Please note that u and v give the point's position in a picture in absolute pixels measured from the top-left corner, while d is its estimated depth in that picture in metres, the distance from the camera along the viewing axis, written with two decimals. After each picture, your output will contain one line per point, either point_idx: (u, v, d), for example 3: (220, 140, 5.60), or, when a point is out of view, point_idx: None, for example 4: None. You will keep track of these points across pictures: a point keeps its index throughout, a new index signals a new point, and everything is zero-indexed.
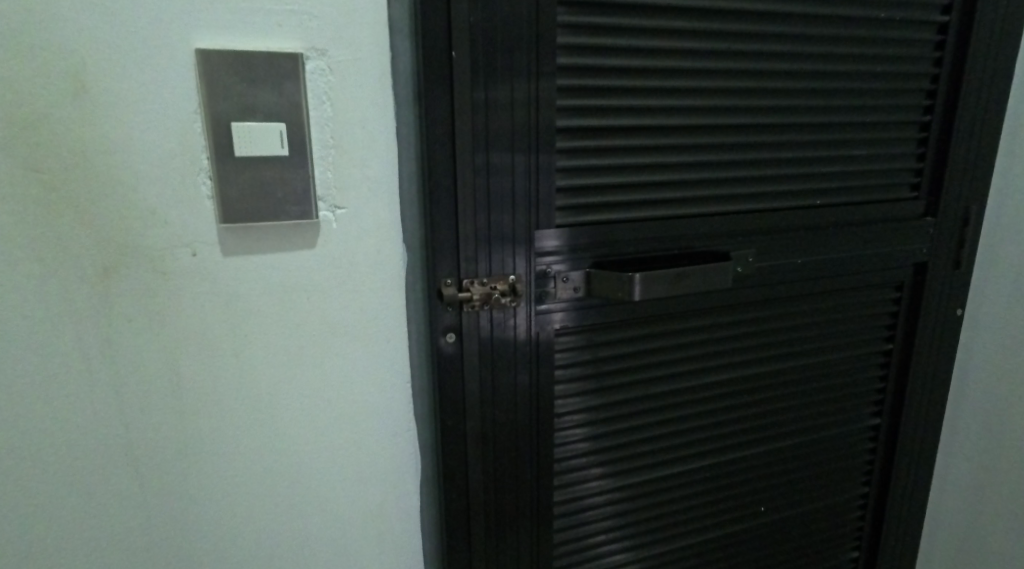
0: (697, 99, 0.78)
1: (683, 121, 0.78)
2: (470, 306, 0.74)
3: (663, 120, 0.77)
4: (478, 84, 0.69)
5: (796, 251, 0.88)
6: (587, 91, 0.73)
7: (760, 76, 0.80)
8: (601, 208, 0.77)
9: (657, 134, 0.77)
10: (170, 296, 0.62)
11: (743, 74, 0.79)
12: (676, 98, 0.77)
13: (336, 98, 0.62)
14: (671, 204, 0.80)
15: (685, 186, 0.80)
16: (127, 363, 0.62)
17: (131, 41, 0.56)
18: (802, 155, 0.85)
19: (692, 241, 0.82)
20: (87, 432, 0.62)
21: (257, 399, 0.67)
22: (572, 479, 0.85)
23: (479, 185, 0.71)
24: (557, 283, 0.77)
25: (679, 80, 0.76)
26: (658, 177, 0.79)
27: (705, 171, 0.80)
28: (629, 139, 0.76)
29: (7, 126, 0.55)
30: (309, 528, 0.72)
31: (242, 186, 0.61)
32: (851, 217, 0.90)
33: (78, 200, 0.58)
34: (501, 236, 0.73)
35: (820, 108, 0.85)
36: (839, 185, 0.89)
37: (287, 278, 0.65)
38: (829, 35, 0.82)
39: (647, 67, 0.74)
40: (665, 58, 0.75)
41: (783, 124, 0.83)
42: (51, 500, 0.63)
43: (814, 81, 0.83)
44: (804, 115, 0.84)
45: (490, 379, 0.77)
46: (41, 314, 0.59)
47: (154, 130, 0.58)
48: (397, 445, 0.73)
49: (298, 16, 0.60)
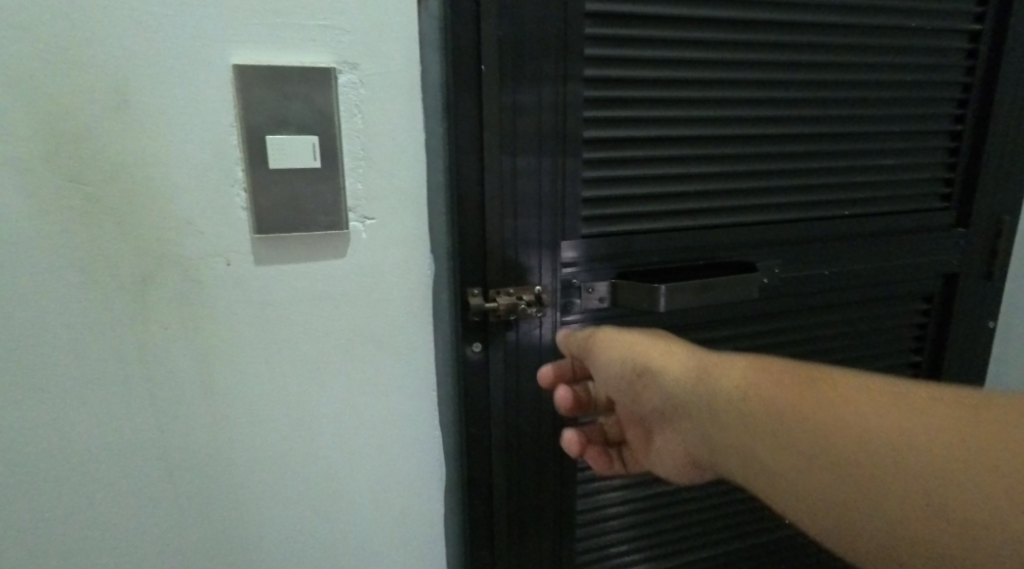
0: (724, 110, 0.78)
1: (708, 132, 0.78)
2: (496, 316, 0.74)
3: (691, 131, 0.77)
4: (506, 97, 0.69)
5: (824, 262, 0.88)
6: (613, 102, 0.74)
7: (788, 87, 0.80)
8: (627, 218, 0.78)
9: (684, 144, 0.77)
10: (204, 304, 0.63)
11: (770, 85, 0.79)
12: (704, 109, 0.77)
13: (368, 111, 0.64)
14: (696, 214, 0.80)
15: (711, 196, 0.80)
16: (162, 368, 0.64)
17: (171, 56, 0.58)
18: (830, 166, 0.85)
19: (717, 251, 0.82)
20: (124, 435, 0.64)
21: (287, 405, 0.68)
22: (593, 488, 0.85)
23: (505, 197, 0.72)
24: (582, 293, 0.77)
25: (706, 91, 0.76)
26: (683, 187, 0.79)
27: (731, 182, 0.81)
28: (655, 149, 0.76)
29: (52, 139, 0.57)
30: (335, 532, 0.74)
31: (274, 197, 0.62)
32: (881, 227, 0.89)
33: (118, 210, 0.59)
34: (526, 247, 0.74)
35: (849, 118, 0.84)
36: (868, 196, 0.88)
37: (317, 287, 0.66)
38: (859, 44, 0.82)
39: (677, 78, 0.75)
40: (691, 68, 0.75)
41: (811, 135, 0.83)
42: (87, 501, 0.64)
43: (844, 91, 0.83)
44: (832, 125, 0.84)
45: (514, 388, 0.78)
46: (80, 321, 0.61)
47: (190, 144, 0.60)
48: (421, 453, 0.74)
49: (330, 31, 0.61)
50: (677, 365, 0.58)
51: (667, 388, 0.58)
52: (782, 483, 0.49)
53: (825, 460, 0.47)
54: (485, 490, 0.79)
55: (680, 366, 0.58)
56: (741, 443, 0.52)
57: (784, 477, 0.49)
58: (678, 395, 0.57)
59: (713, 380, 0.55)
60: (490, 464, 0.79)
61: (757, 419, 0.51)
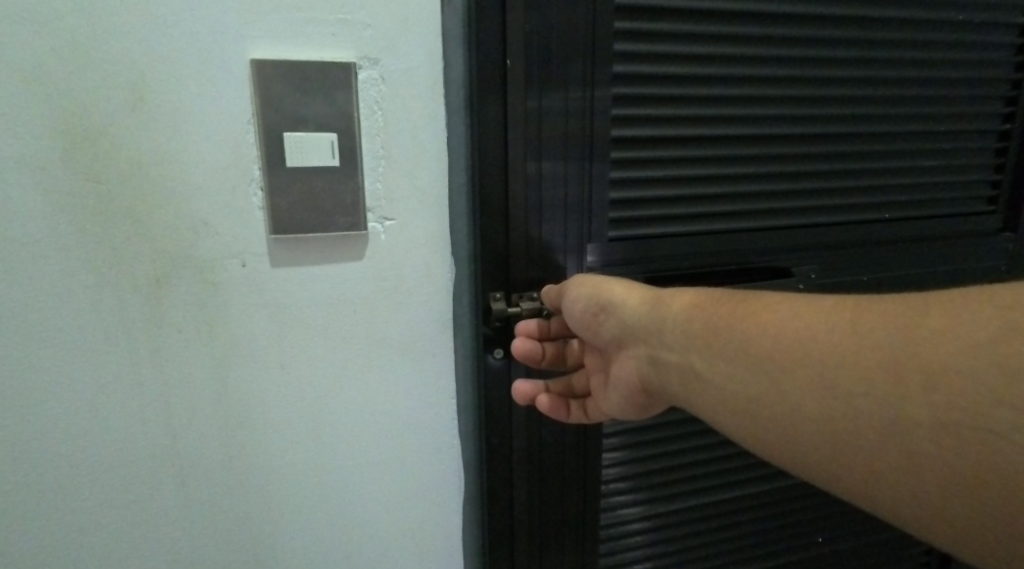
0: (758, 108, 0.74)
1: (742, 131, 0.74)
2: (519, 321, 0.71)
3: (725, 130, 0.74)
4: (532, 94, 0.67)
5: (862, 267, 0.84)
6: (643, 100, 0.71)
7: (826, 83, 0.77)
8: (657, 220, 0.75)
9: (718, 143, 0.74)
10: (220, 307, 0.62)
11: (807, 81, 0.76)
12: (738, 106, 0.74)
13: (389, 108, 0.61)
14: (728, 217, 0.77)
15: (744, 198, 0.77)
16: (177, 372, 0.62)
17: (188, 51, 0.56)
18: (870, 167, 0.81)
19: (750, 255, 0.79)
20: (137, 440, 0.62)
21: (304, 412, 0.66)
22: (617, 502, 0.82)
23: (530, 198, 0.69)
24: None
25: (740, 88, 0.73)
26: (715, 189, 0.76)
27: (766, 184, 0.77)
28: (686, 149, 0.73)
29: (67, 137, 0.55)
30: (353, 543, 0.71)
31: (292, 197, 0.60)
32: (923, 232, 0.85)
33: (133, 210, 0.58)
34: (551, 250, 0.71)
35: (889, 117, 0.80)
36: (910, 198, 0.84)
37: (335, 290, 0.64)
38: (902, 39, 0.78)
39: (712, 74, 0.72)
40: (725, 64, 0.72)
41: (849, 133, 0.79)
42: (100, 509, 0.63)
43: (885, 88, 0.79)
44: (870, 124, 0.80)
45: None
46: (95, 324, 0.59)
47: (206, 142, 0.58)
48: (440, 463, 0.72)
49: (351, 26, 0.59)
50: (636, 297, 0.60)
51: (624, 317, 0.60)
52: (725, 396, 0.51)
53: (773, 371, 0.48)
54: (506, 502, 0.76)
55: (639, 296, 0.60)
56: (686, 360, 0.54)
57: (724, 391, 0.51)
58: (633, 325, 0.59)
59: (667, 307, 0.57)
60: (512, 475, 0.76)
61: (704, 336, 0.53)
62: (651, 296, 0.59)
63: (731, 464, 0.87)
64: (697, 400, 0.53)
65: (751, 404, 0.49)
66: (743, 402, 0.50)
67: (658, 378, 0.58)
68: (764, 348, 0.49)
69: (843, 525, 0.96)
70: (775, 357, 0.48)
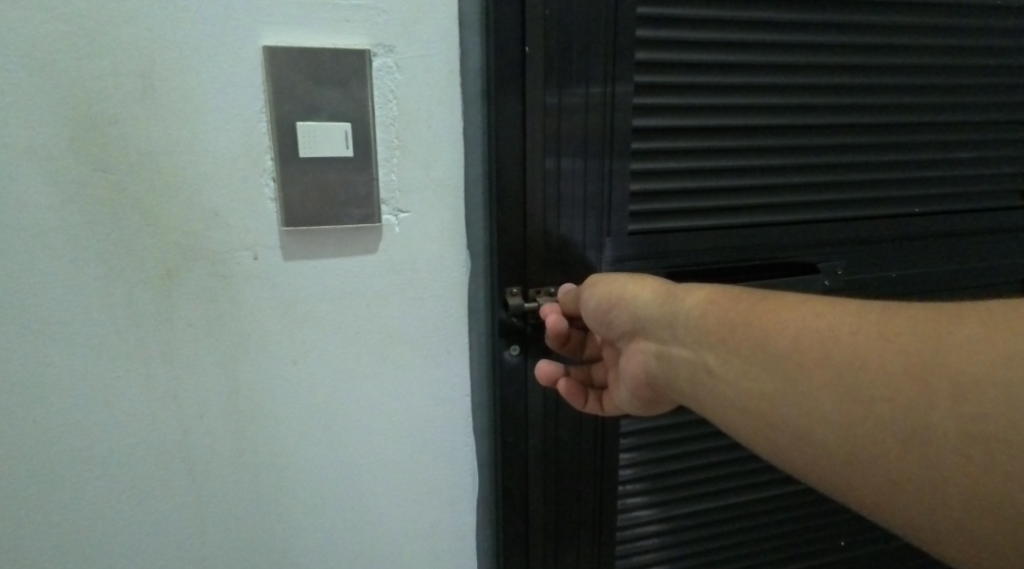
0: (785, 97, 0.72)
1: (767, 122, 0.72)
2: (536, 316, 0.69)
3: (750, 120, 0.71)
4: (551, 83, 0.65)
5: (892, 263, 0.81)
6: (666, 88, 0.68)
7: (855, 72, 0.74)
8: (680, 214, 0.73)
9: (743, 134, 0.72)
10: (231, 301, 0.60)
11: (835, 70, 0.73)
12: (764, 96, 0.71)
13: (404, 97, 0.60)
14: (753, 211, 0.75)
15: (770, 191, 0.75)
16: (188, 366, 0.61)
17: (200, 37, 0.55)
18: (900, 159, 0.79)
19: (775, 251, 0.77)
20: (148, 435, 0.62)
21: (316, 408, 0.65)
22: (635, 503, 0.81)
23: (548, 190, 0.67)
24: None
25: (766, 77, 0.71)
26: (738, 182, 0.73)
27: (793, 177, 0.75)
28: (710, 140, 0.71)
29: (77, 126, 0.54)
30: (365, 542, 0.70)
31: (305, 188, 0.59)
32: (953, 226, 0.83)
33: (144, 201, 0.57)
34: (569, 245, 0.69)
35: (920, 107, 0.78)
36: (942, 191, 0.81)
37: (348, 284, 0.63)
38: (935, 26, 0.76)
39: (737, 62, 0.69)
40: (751, 52, 0.70)
41: (879, 124, 0.77)
42: (110, 504, 0.62)
43: (917, 76, 0.77)
44: (901, 114, 0.77)
45: (554, 394, 0.73)
46: (106, 316, 0.58)
47: (217, 132, 0.57)
48: (454, 462, 0.70)
49: (366, 11, 0.58)
50: (648, 290, 0.57)
51: (634, 310, 0.58)
52: (735, 396, 0.49)
53: (791, 372, 0.46)
54: (522, 502, 0.75)
55: (652, 289, 0.57)
56: (698, 356, 0.52)
57: (732, 385, 0.49)
58: (644, 318, 0.57)
59: (681, 301, 0.54)
60: (527, 475, 0.74)
61: (718, 333, 0.50)
62: (664, 287, 0.57)
63: (750, 465, 0.85)
64: (706, 398, 0.52)
65: (764, 407, 0.47)
66: (756, 402, 0.48)
67: (665, 373, 0.56)
68: (783, 349, 0.46)
69: (867, 529, 0.94)
70: (793, 356, 0.46)
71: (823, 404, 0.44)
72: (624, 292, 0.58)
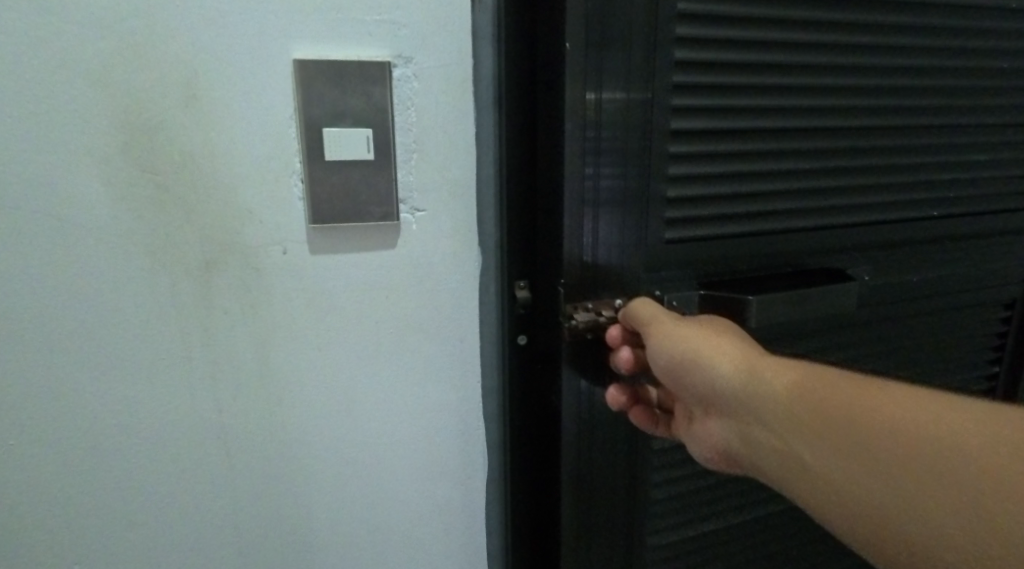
0: (809, 98, 0.74)
1: (793, 123, 0.74)
2: (573, 331, 0.71)
3: (778, 123, 0.73)
4: (590, 84, 0.66)
5: (912, 267, 0.86)
6: (704, 89, 0.69)
7: (871, 73, 0.77)
8: (712, 218, 0.74)
9: (771, 137, 0.74)
10: (263, 292, 0.66)
11: (853, 71, 0.76)
12: (789, 97, 0.73)
13: (422, 104, 0.65)
14: (779, 215, 0.77)
15: (794, 195, 0.77)
16: (223, 351, 0.67)
17: (237, 51, 0.60)
18: (909, 161, 0.82)
19: (802, 257, 0.79)
20: (187, 413, 0.68)
21: (339, 390, 0.70)
22: (674, 503, 0.81)
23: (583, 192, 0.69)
24: (666, 306, 0.73)
25: (792, 78, 0.73)
26: (766, 185, 0.75)
27: (814, 181, 0.77)
28: (745, 144, 0.72)
29: (128, 132, 0.60)
30: (382, 517, 0.76)
31: (330, 188, 0.64)
32: (954, 227, 0.87)
33: (185, 200, 0.62)
34: (604, 250, 0.71)
35: (930, 110, 0.81)
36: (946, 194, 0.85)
37: (368, 276, 0.68)
38: (940, 27, 0.78)
39: (767, 63, 0.71)
40: (778, 52, 0.71)
41: (893, 125, 0.79)
42: (150, 475, 0.68)
43: (926, 78, 0.79)
44: (911, 116, 0.80)
45: (588, 396, 0.75)
46: (150, 304, 0.64)
47: (252, 137, 0.62)
48: (466, 444, 0.76)
49: (388, 26, 0.62)
50: (728, 361, 0.58)
51: (713, 383, 0.58)
52: (821, 480, 0.51)
53: (882, 470, 0.47)
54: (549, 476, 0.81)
55: (730, 360, 0.58)
56: (783, 437, 0.53)
57: (819, 472, 0.51)
58: (725, 394, 0.58)
59: (765, 379, 0.55)
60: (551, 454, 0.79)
61: (808, 420, 0.51)
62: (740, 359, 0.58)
63: None
64: (786, 473, 0.54)
65: (850, 496, 0.49)
66: (860, 504, 0.49)
67: (744, 444, 0.57)
68: (881, 449, 0.48)
69: None
70: (903, 457, 0.47)
71: (907, 504, 0.46)
72: (707, 364, 0.59)
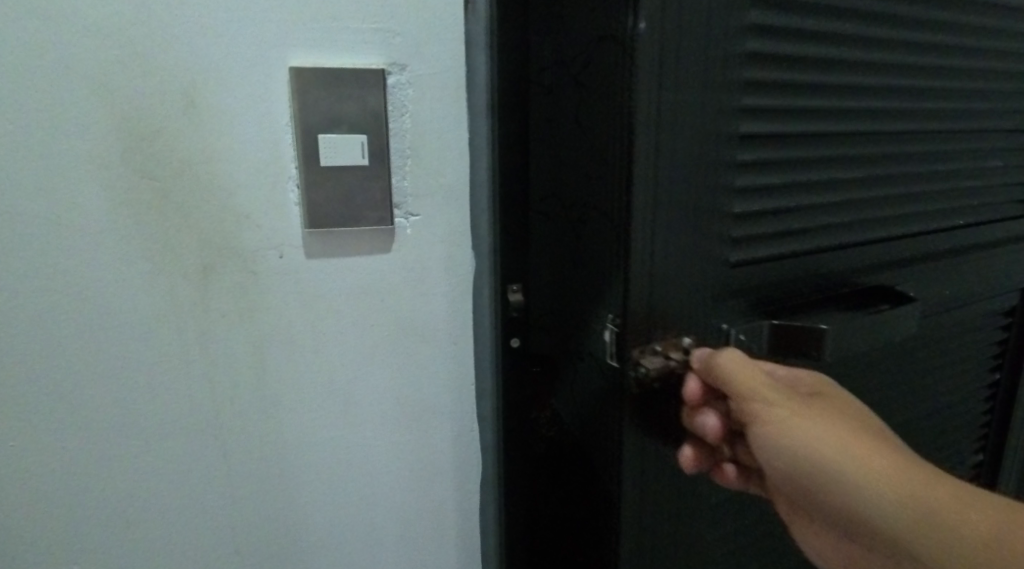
0: (850, 99, 0.72)
1: (838, 127, 0.72)
2: (645, 381, 0.65)
3: (827, 125, 0.71)
4: (663, 80, 0.59)
5: (936, 278, 0.87)
6: (765, 90, 0.66)
7: (900, 72, 0.76)
8: (765, 236, 0.70)
9: (820, 142, 0.71)
10: (261, 296, 0.67)
11: (884, 68, 0.74)
12: (836, 99, 0.71)
13: (416, 110, 0.66)
14: (822, 225, 0.74)
15: (832, 206, 0.74)
16: (220, 353, 0.68)
17: (235, 59, 0.61)
18: (922, 167, 0.82)
19: (851, 276, 0.78)
20: (185, 414, 0.69)
21: (336, 393, 0.71)
22: (730, 525, 0.77)
23: (661, 215, 0.63)
24: (735, 342, 0.69)
25: (837, 78, 0.70)
26: (822, 200, 0.73)
27: (847, 190, 0.75)
28: (805, 153, 0.70)
29: (127, 138, 0.61)
30: (378, 517, 0.76)
31: (326, 193, 0.65)
32: (952, 237, 0.88)
33: (183, 205, 0.64)
34: (685, 278, 0.66)
35: (940, 113, 0.81)
36: (948, 205, 0.87)
37: (364, 280, 0.69)
38: (952, 27, 0.79)
39: (819, 61, 0.68)
40: (832, 50, 0.69)
41: (911, 128, 0.79)
42: (147, 476, 0.69)
43: (940, 80, 0.80)
44: (926, 120, 0.80)
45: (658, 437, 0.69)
46: (148, 307, 0.65)
47: (249, 143, 0.63)
48: (461, 446, 0.77)
49: (382, 34, 0.64)
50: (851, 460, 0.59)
51: (831, 481, 0.59)
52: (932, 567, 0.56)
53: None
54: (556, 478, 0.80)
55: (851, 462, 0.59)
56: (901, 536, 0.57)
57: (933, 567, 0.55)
58: (844, 496, 0.59)
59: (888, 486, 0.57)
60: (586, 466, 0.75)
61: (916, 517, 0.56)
62: (867, 469, 0.58)
63: None
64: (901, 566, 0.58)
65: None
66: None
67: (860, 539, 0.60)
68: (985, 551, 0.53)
69: None
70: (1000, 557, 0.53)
71: None
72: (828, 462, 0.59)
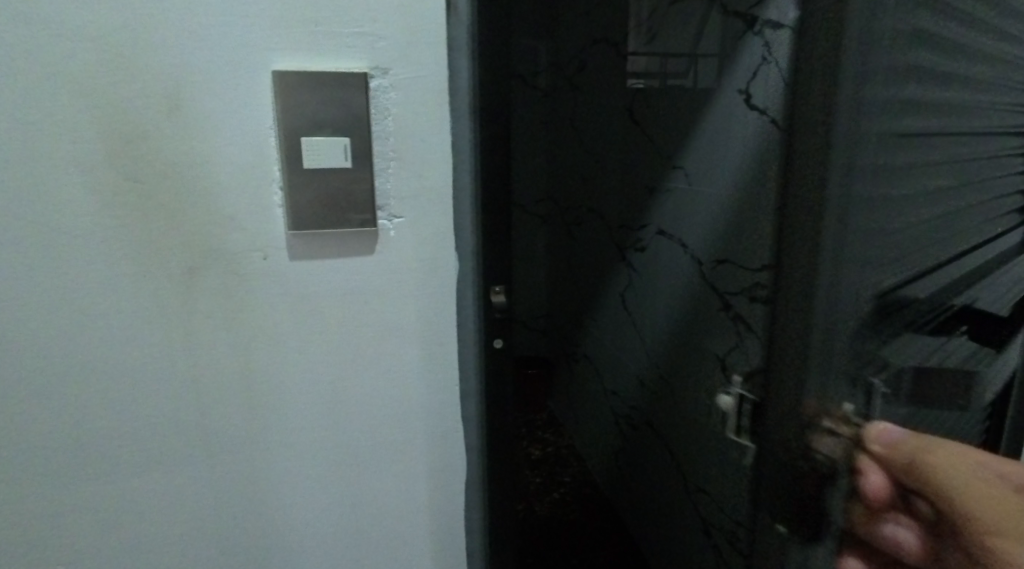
0: (905, 143, 0.78)
1: (898, 170, 0.78)
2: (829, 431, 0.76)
3: (892, 170, 0.77)
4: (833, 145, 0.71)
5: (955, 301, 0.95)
6: (859, 143, 0.71)
7: (932, 117, 0.82)
8: (845, 277, 0.74)
9: (890, 186, 0.77)
10: (246, 297, 0.68)
11: (924, 115, 0.81)
12: (898, 145, 0.77)
13: (399, 113, 0.66)
14: (885, 265, 0.80)
15: (894, 243, 0.80)
16: (205, 354, 0.68)
17: (220, 64, 0.62)
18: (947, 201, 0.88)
19: (903, 309, 0.84)
20: (170, 415, 0.69)
21: (322, 394, 0.72)
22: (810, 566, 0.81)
23: (838, 253, 0.73)
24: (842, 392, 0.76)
25: (898, 128, 0.77)
26: (888, 236, 0.79)
27: (903, 227, 0.81)
28: (881, 198, 0.76)
29: (112, 141, 0.61)
30: (364, 517, 0.77)
31: (309, 195, 0.65)
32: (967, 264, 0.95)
33: (168, 208, 0.64)
34: (833, 308, 0.74)
35: (957, 150, 0.89)
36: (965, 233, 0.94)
37: (348, 281, 0.69)
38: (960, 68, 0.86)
39: (892, 116, 0.75)
40: (896, 102, 0.75)
41: (938, 167, 0.86)
42: (132, 476, 0.69)
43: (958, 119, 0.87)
44: (950, 158, 0.87)
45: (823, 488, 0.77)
46: (133, 308, 0.66)
47: (234, 146, 0.64)
48: (446, 447, 0.77)
49: (365, 38, 0.64)
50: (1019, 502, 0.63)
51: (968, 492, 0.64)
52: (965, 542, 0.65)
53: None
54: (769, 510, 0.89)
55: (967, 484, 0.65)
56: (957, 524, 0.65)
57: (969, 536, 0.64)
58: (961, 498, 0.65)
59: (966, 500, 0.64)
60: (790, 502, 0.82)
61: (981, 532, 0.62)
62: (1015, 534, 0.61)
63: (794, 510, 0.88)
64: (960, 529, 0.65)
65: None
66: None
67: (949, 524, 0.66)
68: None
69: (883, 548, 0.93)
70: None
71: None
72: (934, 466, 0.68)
